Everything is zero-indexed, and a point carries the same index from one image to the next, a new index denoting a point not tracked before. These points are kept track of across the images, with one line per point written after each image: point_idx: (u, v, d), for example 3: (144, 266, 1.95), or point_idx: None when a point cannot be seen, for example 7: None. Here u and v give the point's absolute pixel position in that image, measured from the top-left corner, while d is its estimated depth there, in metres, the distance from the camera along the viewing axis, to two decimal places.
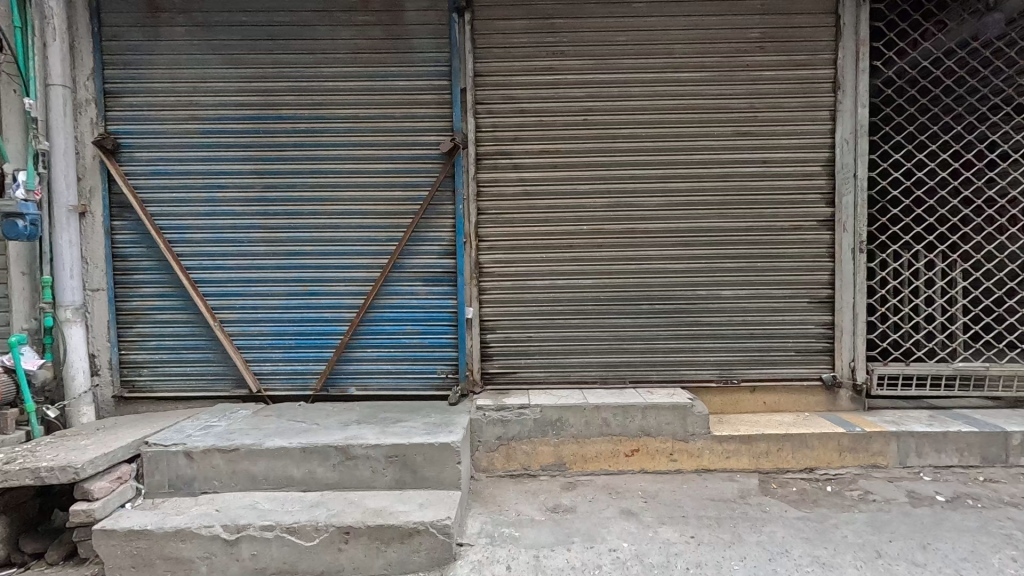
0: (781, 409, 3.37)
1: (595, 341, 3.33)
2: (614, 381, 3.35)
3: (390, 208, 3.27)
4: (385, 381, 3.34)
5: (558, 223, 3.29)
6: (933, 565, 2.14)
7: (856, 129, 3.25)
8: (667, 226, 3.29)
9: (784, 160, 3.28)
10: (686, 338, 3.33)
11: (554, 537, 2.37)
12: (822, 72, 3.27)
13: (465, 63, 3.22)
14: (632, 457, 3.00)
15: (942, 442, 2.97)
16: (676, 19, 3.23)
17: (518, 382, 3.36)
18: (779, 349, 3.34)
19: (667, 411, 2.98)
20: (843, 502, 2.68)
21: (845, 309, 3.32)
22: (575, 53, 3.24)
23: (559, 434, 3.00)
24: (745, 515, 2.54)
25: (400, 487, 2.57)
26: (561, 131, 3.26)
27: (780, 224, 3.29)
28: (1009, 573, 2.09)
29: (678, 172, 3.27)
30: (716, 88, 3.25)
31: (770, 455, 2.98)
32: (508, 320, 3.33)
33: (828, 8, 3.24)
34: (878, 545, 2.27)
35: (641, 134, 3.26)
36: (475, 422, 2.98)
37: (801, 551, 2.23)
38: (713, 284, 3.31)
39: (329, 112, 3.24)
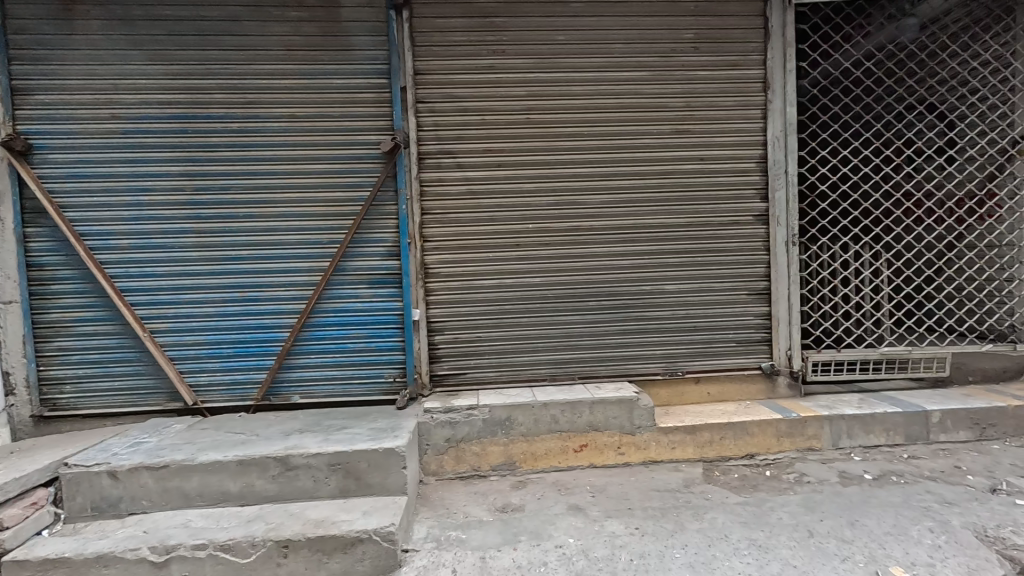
0: (724, 399, 3.49)
1: (544, 338, 3.35)
2: (564, 378, 3.38)
3: (331, 209, 3.18)
4: (331, 388, 3.25)
5: (503, 221, 3.28)
6: (859, 541, 2.26)
7: (785, 127, 3.39)
8: (611, 224, 3.34)
9: (721, 158, 3.39)
10: (633, 332, 3.39)
11: (501, 537, 2.36)
12: (754, 72, 3.39)
13: (404, 61, 3.17)
14: (581, 452, 3.03)
15: (870, 423, 3.13)
16: (614, 19, 3.29)
17: (468, 383, 3.34)
18: (721, 341, 3.45)
19: (614, 405, 3.03)
20: (780, 485, 2.78)
21: (781, 299, 3.46)
22: (516, 52, 3.24)
23: (508, 433, 2.99)
24: (688, 504, 2.60)
25: (345, 495, 2.50)
26: (504, 130, 3.25)
27: (719, 219, 3.40)
28: (927, 543, 2.22)
29: (620, 170, 3.32)
30: (655, 87, 3.33)
31: (713, 444, 3.07)
32: (456, 321, 3.30)
33: (757, 10, 3.37)
34: (810, 525, 2.38)
35: (583, 132, 3.30)
36: (423, 425, 2.94)
37: (739, 536, 2.31)
38: (657, 279, 3.38)
39: (263, 111, 3.13)
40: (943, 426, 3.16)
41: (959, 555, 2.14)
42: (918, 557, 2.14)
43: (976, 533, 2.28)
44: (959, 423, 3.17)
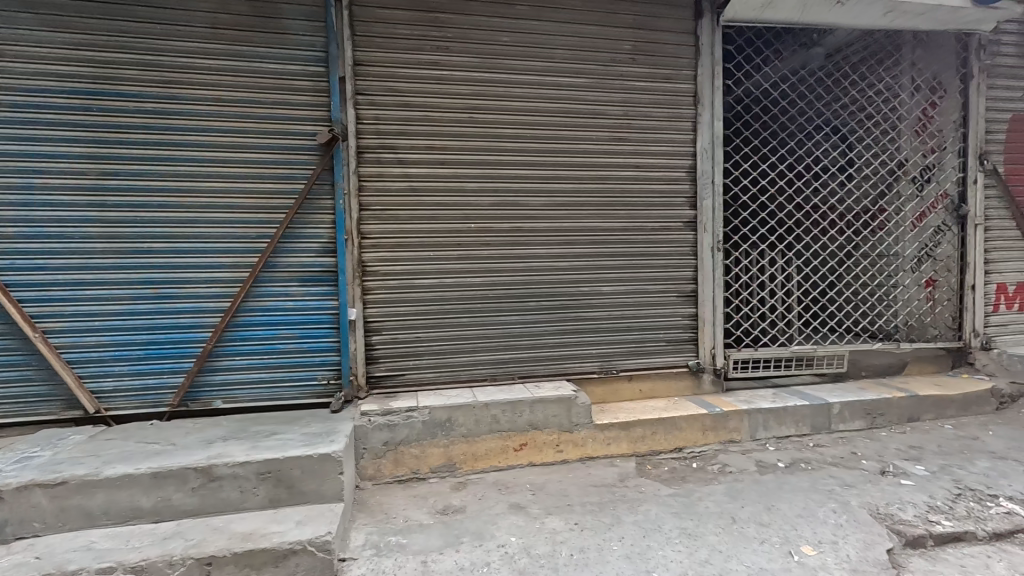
0: (654, 395, 3.66)
1: (484, 338, 3.35)
2: (504, 378, 3.39)
3: (260, 201, 2.99)
4: (257, 393, 3.05)
5: (444, 220, 3.24)
6: (775, 523, 2.46)
7: (713, 140, 3.61)
8: (551, 226, 3.40)
9: (654, 166, 3.56)
10: (571, 333, 3.47)
11: (443, 540, 2.33)
12: (685, 87, 3.59)
13: (344, 49, 3.04)
14: (520, 451, 3.06)
15: (782, 415, 3.42)
16: (557, 25, 3.35)
17: (406, 384, 3.26)
18: (652, 341, 3.62)
19: (553, 404, 3.09)
20: (706, 476, 2.97)
21: (706, 302, 3.68)
22: (460, 50, 3.21)
23: (448, 435, 2.96)
24: (624, 497, 2.71)
25: (275, 505, 2.36)
26: (447, 128, 3.22)
27: (651, 225, 3.57)
28: (831, 522, 2.46)
29: (560, 174, 3.39)
30: (595, 95, 3.43)
31: (645, 440, 3.21)
32: (394, 320, 3.22)
33: (689, 28, 3.57)
34: (733, 512, 2.56)
35: (526, 134, 3.33)
36: (359, 429, 2.84)
37: (671, 525, 2.44)
38: (594, 281, 3.49)
39: (184, 92, 2.88)
40: (842, 416, 3.52)
41: (857, 531, 2.39)
42: (824, 536, 2.36)
43: (871, 512, 2.55)
44: (854, 414, 3.54)
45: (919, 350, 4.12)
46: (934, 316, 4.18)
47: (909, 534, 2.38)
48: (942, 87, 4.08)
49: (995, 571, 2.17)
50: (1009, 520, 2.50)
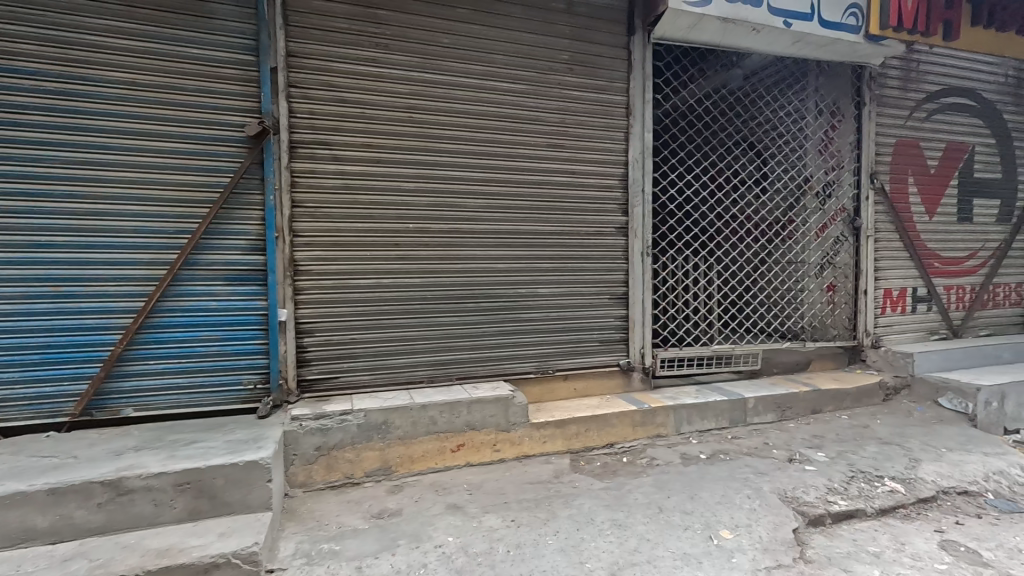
0: (588, 393, 3.79)
1: (422, 340, 3.32)
2: (441, 379, 3.38)
3: (179, 194, 2.80)
4: (174, 399, 2.84)
5: (382, 220, 3.19)
6: (697, 511, 2.63)
7: (643, 150, 3.81)
8: (490, 228, 3.44)
9: (588, 173, 3.70)
10: (508, 333, 3.53)
11: (378, 544, 2.28)
12: (618, 99, 3.76)
13: (276, 39, 2.93)
14: (457, 452, 3.06)
15: (703, 410, 3.66)
16: (497, 31, 3.40)
17: (340, 387, 3.17)
18: (587, 341, 3.76)
19: (491, 404, 3.12)
20: (636, 469, 3.12)
21: (636, 304, 3.86)
22: (399, 48, 3.18)
23: (384, 437, 2.91)
24: (558, 493, 2.79)
25: (194, 517, 2.21)
26: (385, 126, 3.17)
27: (586, 229, 3.71)
28: (746, 507, 2.67)
29: (499, 177, 3.44)
30: (533, 102, 3.52)
31: (580, 436, 3.32)
32: (328, 322, 3.12)
33: (622, 43, 3.74)
34: (660, 502, 2.70)
35: (465, 137, 3.35)
36: (289, 434, 2.73)
37: (603, 517, 2.54)
38: (531, 283, 3.57)
39: (92, 72, 2.65)
40: (756, 409, 3.81)
41: (768, 514, 2.61)
42: (740, 520, 2.56)
43: (780, 495, 2.80)
44: (767, 407, 3.85)
45: (821, 348, 4.53)
46: (832, 318, 4.66)
47: (811, 514, 2.63)
48: (840, 113, 4.56)
49: (880, 543, 2.46)
50: (892, 498, 2.84)
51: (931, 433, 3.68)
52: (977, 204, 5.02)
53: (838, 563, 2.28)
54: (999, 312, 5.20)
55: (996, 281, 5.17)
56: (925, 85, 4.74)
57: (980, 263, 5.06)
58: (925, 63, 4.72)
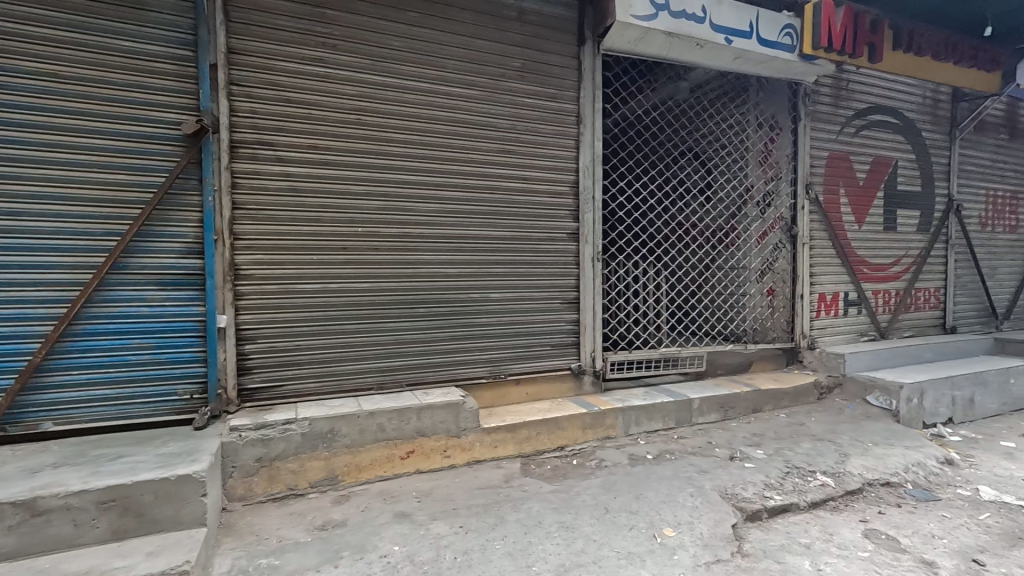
0: (540, 397, 3.82)
1: (371, 346, 3.26)
2: (391, 386, 3.33)
3: (108, 194, 2.65)
4: (99, 411, 2.67)
5: (329, 223, 3.12)
6: (642, 510, 2.70)
7: (593, 158, 3.90)
8: (441, 232, 3.43)
9: (540, 179, 3.75)
10: (460, 338, 3.51)
11: (320, 556, 2.23)
12: (569, 107, 3.83)
13: (216, 35, 2.82)
14: (407, 459, 3.02)
15: (651, 411, 3.76)
16: (449, 35, 3.40)
17: (284, 396, 3.06)
18: (538, 345, 3.79)
19: (441, 410, 3.09)
20: (585, 471, 3.17)
21: (587, 308, 3.93)
22: (347, 49, 3.13)
23: (330, 446, 2.83)
24: (507, 497, 2.80)
25: (119, 537, 2.09)
26: (332, 128, 3.10)
27: (537, 235, 3.75)
28: (688, 505, 2.76)
29: (450, 182, 3.43)
30: (485, 107, 3.53)
31: (531, 440, 3.34)
32: (272, 328, 3.01)
33: (572, 52, 3.82)
34: (607, 502, 2.76)
35: (416, 140, 3.33)
36: (227, 445, 2.62)
37: (551, 520, 2.57)
38: (483, 288, 3.57)
39: (8, 62, 2.48)
40: (701, 410, 3.95)
41: (708, 511, 2.71)
42: (682, 517, 2.64)
43: (720, 492, 2.91)
44: (711, 407, 3.99)
45: (762, 350, 4.75)
46: (772, 321, 4.88)
47: (749, 510, 2.75)
48: (778, 126, 4.81)
49: (811, 534, 2.60)
50: (823, 491, 3.01)
51: (860, 429, 3.92)
52: (900, 215, 5.41)
53: (772, 555, 2.40)
54: (920, 314, 5.61)
55: (918, 286, 5.58)
56: (853, 103, 5.07)
57: (903, 269, 5.44)
58: (853, 82, 5.06)
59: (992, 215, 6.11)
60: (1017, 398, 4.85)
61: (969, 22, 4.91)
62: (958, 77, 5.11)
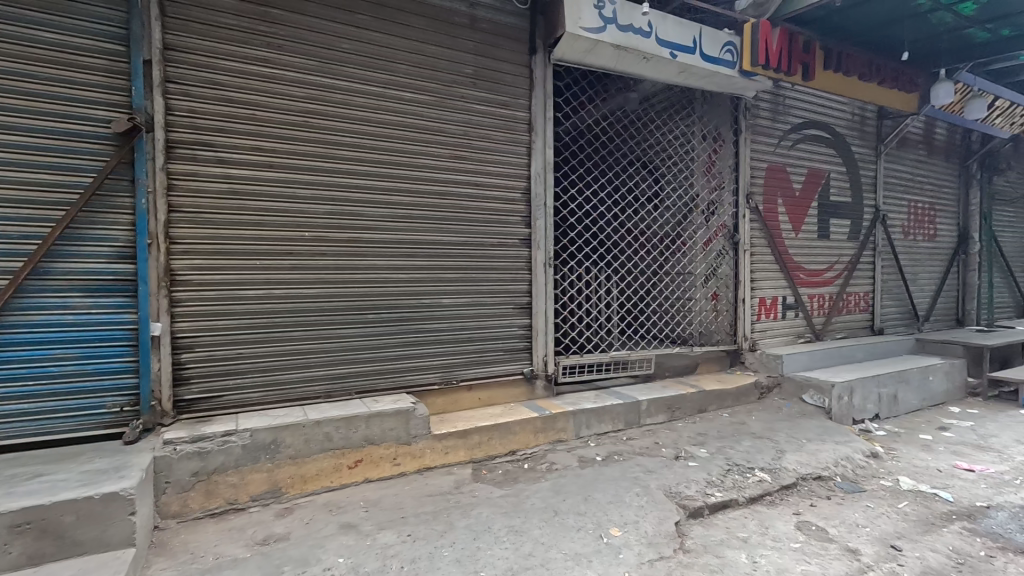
0: (492, 402, 3.83)
1: (319, 353, 3.19)
2: (339, 394, 3.26)
3: (27, 194, 2.48)
4: (16, 427, 2.48)
5: (273, 227, 3.03)
6: (590, 511, 2.75)
7: (544, 165, 3.96)
8: (392, 237, 3.39)
9: (492, 185, 3.77)
10: (411, 344, 3.48)
11: (260, 572, 2.15)
12: (521, 115, 3.88)
13: (151, 30, 2.70)
14: (355, 468, 2.96)
15: (601, 413, 3.84)
16: (400, 40, 3.39)
17: (224, 406, 2.94)
18: (491, 350, 3.81)
19: (391, 418, 3.05)
20: (536, 475, 3.20)
21: (539, 313, 3.99)
22: (293, 50, 3.06)
23: (273, 458, 2.75)
24: (457, 503, 2.79)
25: (35, 562, 1.96)
26: (277, 130, 3.03)
27: (490, 240, 3.77)
28: (634, 504, 2.84)
29: (401, 187, 3.41)
30: (436, 113, 3.53)
31: (482, 445, 3.35)
32: (211, 336, 2.90)
33: (524, 61, 3.88)
34: (556, 505, 2.80)
35: (365, 145, 3.29)
36: (160, 460, 2.49)
37: (500, 524, 2.58)
38: (436, 293, 3.56)
39: None
40: (648, 411, 4.07)
41: (654, 509, 2.79)
42: (628, 517, 2.71)
43: (665, 491, 3.01)
44: (658, 408, 4.12)
45: (707, 352, 4.94)
46: (716, 324, 5.07)
47: (692, 507, 2.86)
48: (721, 139, 5.04)
49: (748, 528, 2.73)
50: (760, 486, 3.17)
51: (795, 427, 4.14)
52: (833, 223, 5.76)
53: (712, 550, 2.50)
54: (852, 316, 5.99)
55: (849, 291, 5.95)
56: (789, 118, 5.37)
57: (836, 275, 5.80)
58: (789, 99, 5.36)
59: (913, 224, 6.61)
60: (935, 394, 5.25)
61: (890, 46, 5.31)
62: (881, 96, 5.51)
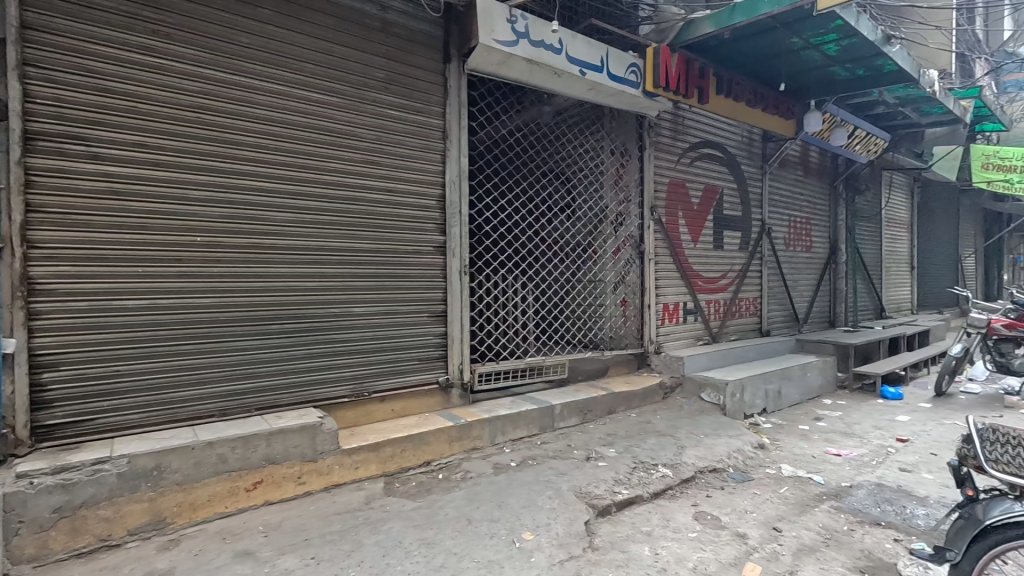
0: (406, 413, 3.74)
1: (214, 368, 2.95)
2: (238, 411, 3.03)
3: None
4: None
5: (158, 231, 2.76)
6: (503, 517, 2.77)
7: (459, 174, 3.96)
8: (297, 243, 3.22)
9: (405, 192, 3.71)
10: (319, 356, 3.33)
11: None
12: (435, 122, 3.87)
13: (5, 6, 2.37)
14: (253, 491, 2.76)
15: (516, 419, 3.89)
16: (306, 38, 3.25)
17: (97, 431, 2.62)
18: (405, 359, 3.73)
19: (294, 434, 2.88)
20: (450, 484, 3.17)
21: (454, 321, 3.96)
22: (183, 40, 2.82)
23: (156, 486, 2.49)
24: (367, 520, 2.69)
25: None
26: (164, 125, 2.77)
27: (403, 248, 3.70)
28: (546, 507, 2.90)
29: (307, 191, 3.25)
30: (346, 116, 3.42)
31: (395, 458, 3.25)
32: (80, 352, 2.57)
33: (438, 69, 3.87)
34: (469, 514, 2.79)
35: (267, 146, 3.10)
36: (12, 497, 2.17)
37: (411, 538, 2.53)
38: (346, 302, 3.43)
39: None
40: (562, 415, 4.18)
41: (565, 510, 2.87)
42: (540, 520, 2.76)
43: (576, 492, 3.10)
44: (571, 411, 4.25)
45: (617, 356, 5.17)
46: (625, 329, 5.35)
47: (600, 505, 2.97)
48: (627, 154, 5.35)
49: (652, 522, 2.89)
50: (663, 481, 3.37)
51: (695, 424, 4.45)
52: (726, 235, 6.30)
53: (617, 546, 2.61)
54: (743, 320, 6.56)
55: (740, 296, 6.52)
56: (687, 137, 5.81)
57: (729, 282, 6.34)
58: (687, 119, 5.80)
59: (793, 236, 7.39)
60: (811, 389, 5.89)
61: (771, 76, 5.93)
62: (765, 121, 6.13)
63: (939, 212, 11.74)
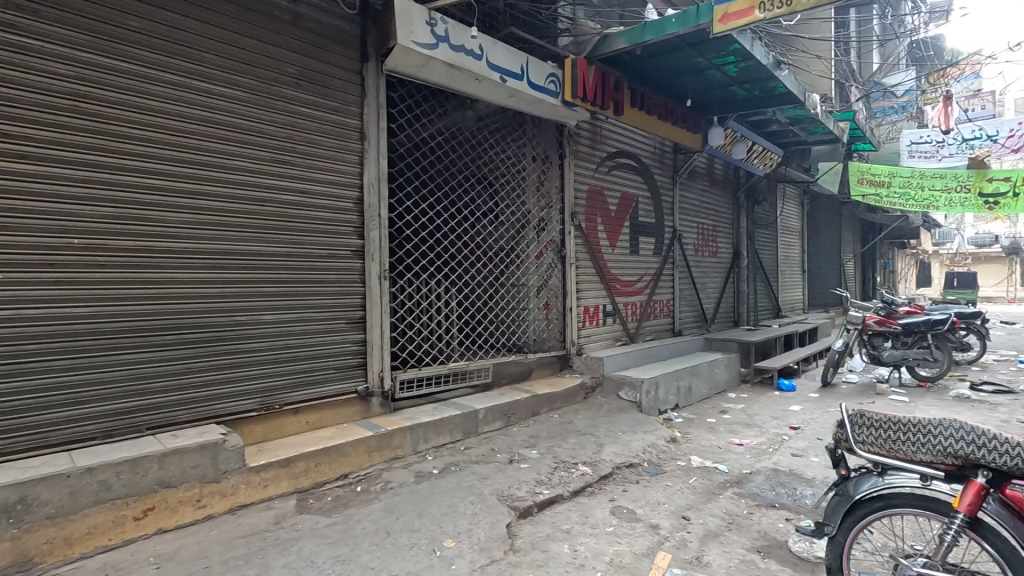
0: (321, 425, 3.56)
1: (96, 386, 2.65)
2: (125, 432, 2.74)
3: None
4: None
5: (24, 232, 2.43)
6: (424, 526, 2.72)
7: (378, 176, 3.85)
8: (197, 246, 2.98)
9: (320, 193, 3.54)
10: (222, 368, 3.09)
11: None
12: (352, 122, 3.73)
13: None
14: (143, 519, 2.50)
15: (438, 426, 3.83)
16: (206, 26, 3.03)
17: None
18: (320, 369, 3.56)
19: (193, 454, 2.66)
20: (368, 496, 3.06)
21: (373, 327, 3.84)
22: (57, 20, 2.54)
23: (20, 522, 2.19)
24: (276, 541, 2.53)
25: None
26: (33, 113, 2.46)
27: (318, 251, 3.54)
28: (468, 513, 2.88)
29: (207, 190, 3.01)
30: (252, 111, 3.22)
31: (309, 473, 3.09)
32: None
33: (355, 68, 3.75)
34: (388, 525, 2.71)
35: (161, 140, 2.84)
36: None
37: (325, 556, 2.41)
38: (253, 310, 3.22)
39: None
40: (485, 419, 4.18)
41: (487, 515, 2.87)
42: (461, 526, 2.74)
43: (498, 495, 3.11)
44: (494, 415, 4.26)
45: (540, 358, 5.25)
46: (548, 331, 5.46)
47: (521, 507, 3.00)
48: (548, 161, 5.48)
49: (571, 520, 2.96)
50: (583, 479, 3.47)
51: (613, 421, 4.63)
52: (641, 240, 6.62)
53: (538, 546, 2.65)
54: (657, 320, 6.93)
55: (655, 299, 6.89)
56: (604, 146, 6.06)
57: (644, 285, 6.67)
58: (604, 129, 6.05)
59: (701, 242, 7.93)
60: (718, 384, 6.33)
61: (680, 92, 6.34)
62: (674, 134, 6.53)
63: (824, 221, 13.10)
